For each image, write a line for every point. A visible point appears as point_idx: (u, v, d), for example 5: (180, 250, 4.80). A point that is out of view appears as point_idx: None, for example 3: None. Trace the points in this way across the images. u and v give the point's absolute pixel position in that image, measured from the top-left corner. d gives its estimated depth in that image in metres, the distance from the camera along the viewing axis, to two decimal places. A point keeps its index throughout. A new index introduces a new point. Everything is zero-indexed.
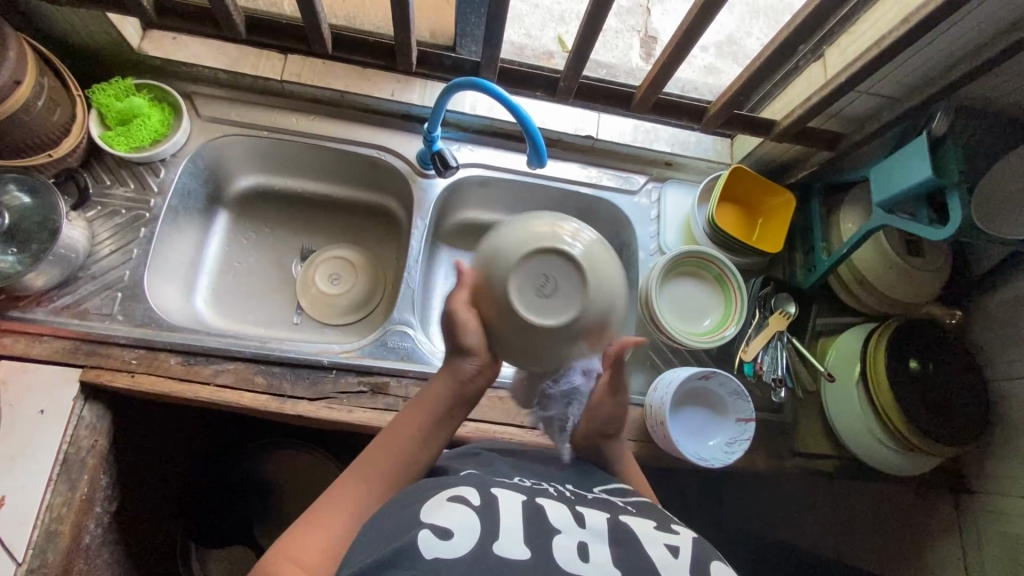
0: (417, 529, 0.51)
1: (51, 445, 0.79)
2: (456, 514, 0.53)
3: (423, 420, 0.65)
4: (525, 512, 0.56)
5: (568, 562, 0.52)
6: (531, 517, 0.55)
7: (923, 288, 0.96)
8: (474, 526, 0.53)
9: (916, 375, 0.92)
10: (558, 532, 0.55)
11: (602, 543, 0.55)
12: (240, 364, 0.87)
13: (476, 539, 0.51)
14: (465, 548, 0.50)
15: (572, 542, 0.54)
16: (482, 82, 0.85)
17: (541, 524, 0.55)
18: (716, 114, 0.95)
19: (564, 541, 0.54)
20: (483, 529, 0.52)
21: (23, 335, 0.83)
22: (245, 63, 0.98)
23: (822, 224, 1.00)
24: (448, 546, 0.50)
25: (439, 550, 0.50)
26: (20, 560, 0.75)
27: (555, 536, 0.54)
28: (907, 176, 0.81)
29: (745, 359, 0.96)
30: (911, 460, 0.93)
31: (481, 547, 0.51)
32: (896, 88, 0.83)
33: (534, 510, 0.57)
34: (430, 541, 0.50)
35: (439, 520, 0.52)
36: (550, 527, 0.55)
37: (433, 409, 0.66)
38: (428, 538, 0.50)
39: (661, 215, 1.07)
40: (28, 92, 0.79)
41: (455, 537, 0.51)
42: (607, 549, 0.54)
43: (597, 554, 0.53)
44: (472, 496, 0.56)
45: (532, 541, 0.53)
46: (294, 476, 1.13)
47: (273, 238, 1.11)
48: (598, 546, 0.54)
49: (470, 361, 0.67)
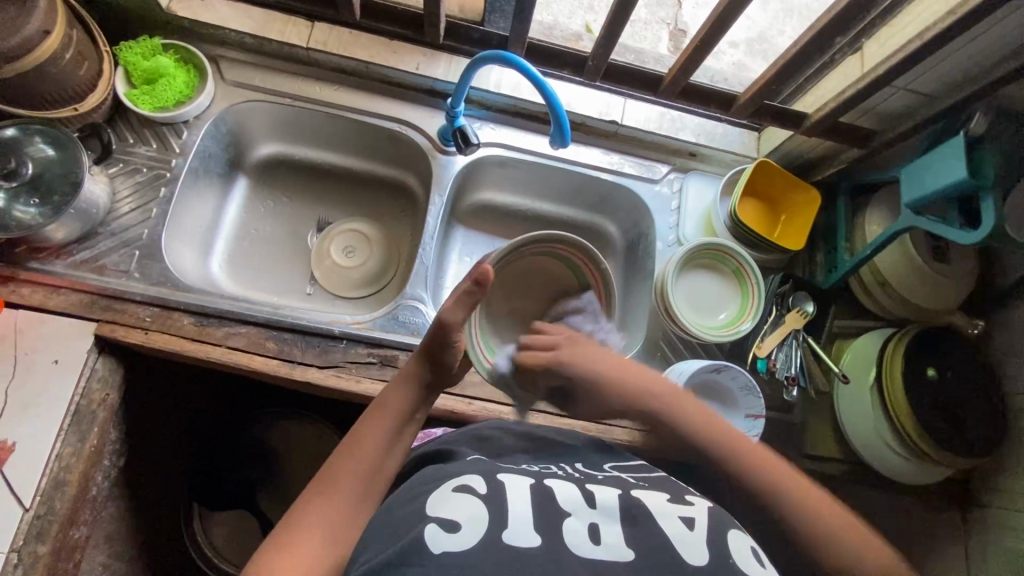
0: (424, 523, 0.51)
1: (64, 395, 0.80)
2: (462, 506, 0.53)
3: (392, 419, 0.66)
4: (534, 495, 0.56)
5: (580, 545, 0.52)
6: (540, 499, 0.56)
7: (946, 296, 0.94)
8: (483, 515, 0.53)
9: (934, 384, 0.90)
10: (569, 515, 0.54)
11: (615, 523, 0.55)
12: (253, 328, 0.88)
13: (486, 529, 0.51)
14: (474, 538, 0.50)
15: (583, 525, 0.54)
16: (510, 55, 0.84)
17: (550, 508, 0.55)
18: (746, 104, 0.93)
19: (575, 524, 0.54)
20: (493, 517, 0.52)
21: (41, 286, 0.84)
22: (272, 29, 0.98)
23: (847, 224, 0.98)
24: (455, 539, 0.50)
25: (445, 545, 0.49)
26: (28, 505, 0.76)
27: (566, 519, 0.54)
28: (942, 175, 0.79)
29: (758, 355, 0.94)
30: (924, 470, 0.92)
31: (490, 536, 0.50)
32: (934, 86, 0.80)
33: (544, 494, 0.57)
34: (437, 536, 0.50)
35: (443, 513, 0.52)
36: (560, 510, 0.55)
37: (395, 416, 0.66)
38: (433, 531, 0.50)
39: (682, 206, 1.05)
40: (57, 44, 0.79)
41: (461, 531, 0.51)
42: (620, 529, 0.54)
43: (610, 535, 0.53)
44: (479, 485, 0.56)
45: (543, 525, 0.53)
46: (298, 443, 1.15)
47: (291, 208, 1.11)
48: (610, 527, 0.54)
49: (430, 370, 0.70)
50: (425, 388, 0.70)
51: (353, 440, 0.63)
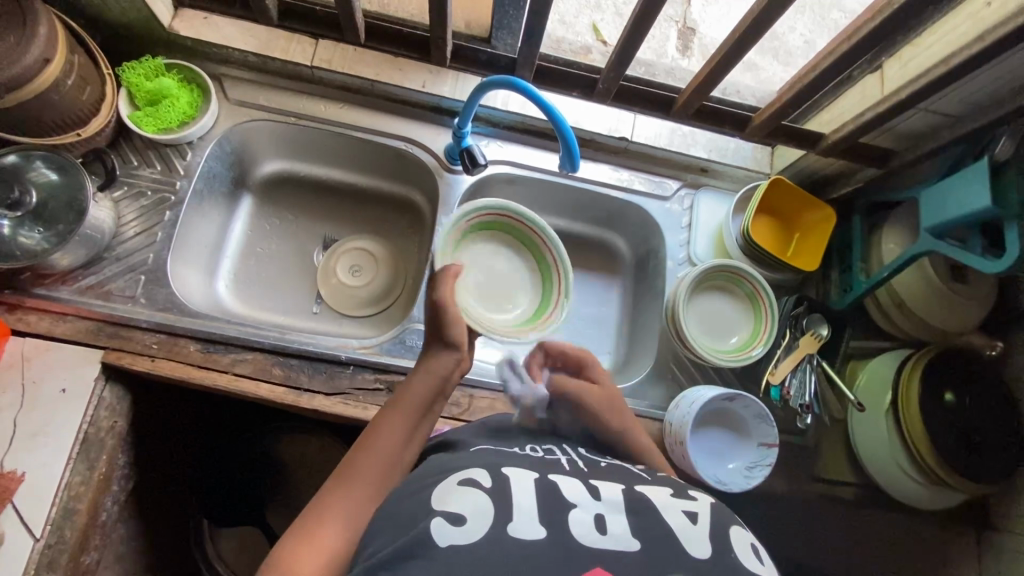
0: (430, 518, 0.48)
1: (72, 424, 0.80)
2: (466, 498, 0.50)
3: (409, 408, 0.65)
4: (538, 488, 0.53)
5: (586, 537, 0.48)
6: (545, 489, 0.52)
7: (965, 318, 0.91)
8: (487, 507, 0.49)
9: (951, 409, 0.88)
10: (574, 506, 0.51)
11: (619, 513, 0.51)
12: (260, 354, 0.87)
13: (490, 522, 0.48)
14: (480, 529, 0.47)
15: (588, 515, 0.50)
16: (517, 80, 0.82)
17: (555, 499, 0.51)
18: (762, 124, 0.91)
19: (580, 515, 0.50)
20: (497, 511, 0.49)
21: (46, 314, 0.84)
22: (276, 46, 0.96)
23: (862, 244, 0.95)
24: (461, 532, 0.47)
25: (453, 538, 0.46)
26: (38, 535, 0.75)
27: (571, 511, 0.50)
28: (962, 203, 0.76)
29: (772, 382, 0.92)
30: (934, 494, 0.90)
31: (496, 530, 0.47)
32: (958, 108, 0.78)
33: (549, 485, 0.53)
34: (443, 528, 0.47)
35: (450, 507, 0.49)
36: (565, 501, 0.51)
37: (412, 406, 0.66)
38: (440, 524, 0.47)
39: (692, 223, 1.03)
40: (57, 71, 0.78)
41: (468, 523, 0.48)
42: (625, 520, 0.50)
43: (616, 525, 0.50)
44: (483, 478, 0.53)
45: (547, 517, 0.49)
46: (303, 459, 1.13)
47: (296, 225, 1.09)
48: (615, 517, 0.51)
49: (449, 352, 0.71)
50: (447, 373, 0.70)
51: (369, 434, 0.62)
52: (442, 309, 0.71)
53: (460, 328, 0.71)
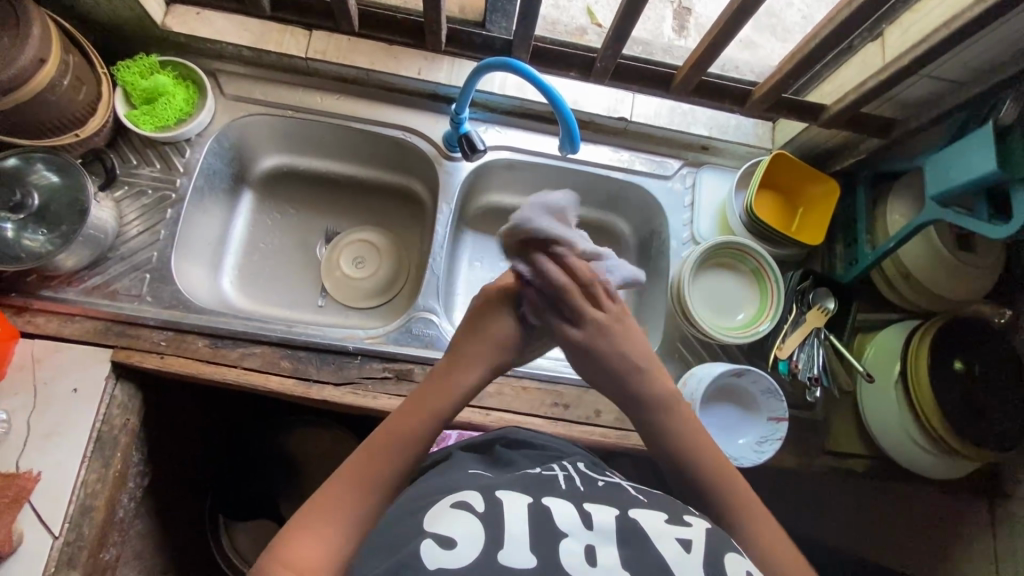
0: (421, 539, 0.49)
1: (85, 423, 0.80)
2: (457, 523, 0.50)
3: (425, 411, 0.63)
4: (532, 513, 0.52)
5: (575, 567, 0.48)
6: (538, 516, 0.52)
7: (973, 287, 0.90)
8: (479, 532, 0.50)
9: (961, 376, 0.88)
10: (565, 535, 0.50)
11: (610, 544, 0.50)
12: (268, 348, 0.87)
13: (481, 548, 0.48)
14: (468, 555, 0.47)
15: (579, 546, 0.50)
16: (514, 62, 0.81)
17: (546, 526, 0.51)
18: (762, 98, 0.90)
19: (571, 545, 0.50)
20: (489, 535, 0.49)
21: (55, 315, 0.85)
22: (270, 39, 0.95)
23: (867, 216, 0.95)
24: (450, 555, 0.47)
25: (442, 561, 0.47)
26: (57, 533, 0.76)
27: (562, 540, 0.50)
28: (966, 170, 0.76)
29: (779, 356, 0.91)
30: (945, 463, 0.90)
31: (486, 555, 0.47)
32: (962, 73, 0.77)
33: (543, 511, 0.53)
34: (433, 552, 0.47)
35: (440, 529, 0.50)
36: (556, 529, 0.51)
37: (428, 409, 0.64)
38: (429, 546, 0.48)
39: (695, 202, 1.03)
40: (53, 71, 0.78)
41: (458, 547, 0.48)
42: (616, 551, 0.50)
43: (606, 556, 0.49)
44: (477, 502, 0.53)
45: (538, 544, 0.49)
46: (314, 451, 1.14)
47: (299, 220, 1.10)
48: (607, 548, 0.50)
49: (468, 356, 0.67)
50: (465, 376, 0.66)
51: (382, 432, 0.61)
52: (485, 316, 0.69)
53: (489, 340, 0.68)
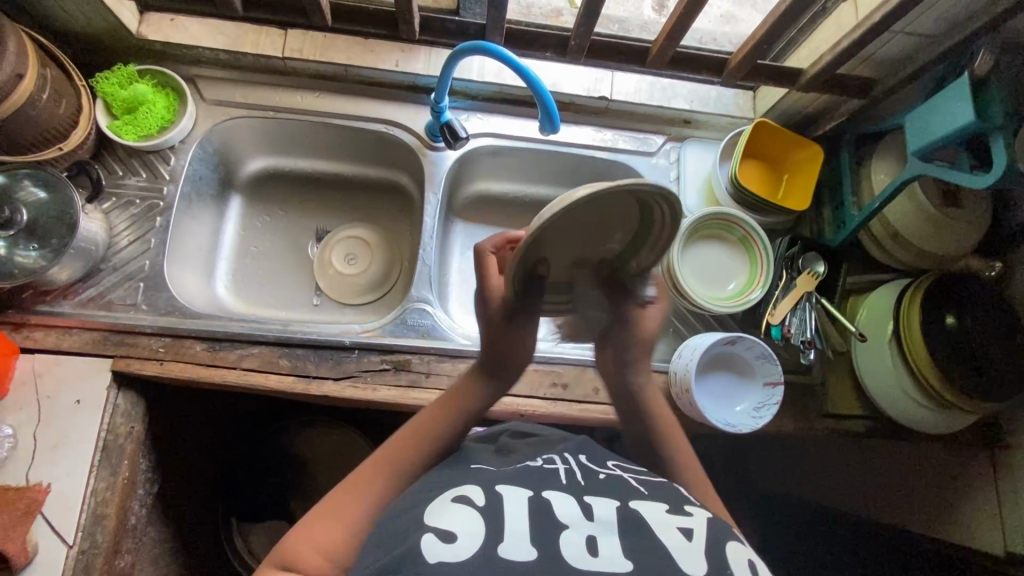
0: (422, 533, 0.49)
1: (90, 433, 0.81)
2: (458, 515, 0.51)
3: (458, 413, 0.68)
4: (532, 507, 0.52)
5: (575, 559, 0.47)
6: (537, 508, 0.52)
7: (961, 242, 0.90)
8: (477, 527, 0.49)
9: (955, 332, 0.87)
10: (565, 527, 0.50)
11: (613, 535, 0.50)
12: (264, 347, 0.88)
13: (481, 541, 0.48)
14: (469, 549, 0.47)
15: (580, 537, 0.50)
16: (488, 45, 0.81)
17: (547, 519, 0.51)
18: (739, 66, 0.90)
19: (572, 536, 0.50)
20: (489, 529, 0.49)
21: (51, 329, 0.85)
22: (245, 40, 0.96)
23: (852, 178, 0.95)
24: (450, 550, 0.47)
25: (442, 556, 0.46)
26: (71, 542, 0.77)
27: (562, 532, 0.50)
28: (944, 122, 0.76)
29: (772, 322, 0.93)
30: (947, 418, 0.90)
31: (486, 550, 0.47)
32: (934, 26, 0.77)
33: (542, 504, 0.53)
34: (434, 546, 0.47)
35: (441, 523, 0.50)
36: (555, 522, 0.51)
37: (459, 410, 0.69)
38: (430, 541, 0.48)
39: (681, 176, 1.03)
40: (31, 86, 0.78)
41: (459, 540, 0.48)
42: (618, 541, 0.50)
43: (608, 547, 0.49)
44: (477, 495, 0.53)
45: (539, 537, 0.49)
46: (321, 448, 1.16)
47: (288, 220, 1.10)
48: (607, 538, 0.50)
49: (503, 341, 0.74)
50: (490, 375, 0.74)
51: (410, 429, 0.65)
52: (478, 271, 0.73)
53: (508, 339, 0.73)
